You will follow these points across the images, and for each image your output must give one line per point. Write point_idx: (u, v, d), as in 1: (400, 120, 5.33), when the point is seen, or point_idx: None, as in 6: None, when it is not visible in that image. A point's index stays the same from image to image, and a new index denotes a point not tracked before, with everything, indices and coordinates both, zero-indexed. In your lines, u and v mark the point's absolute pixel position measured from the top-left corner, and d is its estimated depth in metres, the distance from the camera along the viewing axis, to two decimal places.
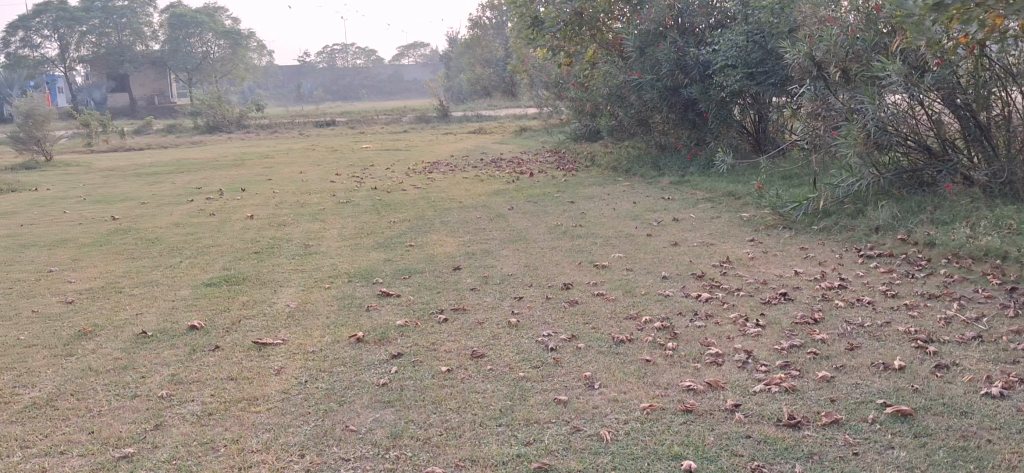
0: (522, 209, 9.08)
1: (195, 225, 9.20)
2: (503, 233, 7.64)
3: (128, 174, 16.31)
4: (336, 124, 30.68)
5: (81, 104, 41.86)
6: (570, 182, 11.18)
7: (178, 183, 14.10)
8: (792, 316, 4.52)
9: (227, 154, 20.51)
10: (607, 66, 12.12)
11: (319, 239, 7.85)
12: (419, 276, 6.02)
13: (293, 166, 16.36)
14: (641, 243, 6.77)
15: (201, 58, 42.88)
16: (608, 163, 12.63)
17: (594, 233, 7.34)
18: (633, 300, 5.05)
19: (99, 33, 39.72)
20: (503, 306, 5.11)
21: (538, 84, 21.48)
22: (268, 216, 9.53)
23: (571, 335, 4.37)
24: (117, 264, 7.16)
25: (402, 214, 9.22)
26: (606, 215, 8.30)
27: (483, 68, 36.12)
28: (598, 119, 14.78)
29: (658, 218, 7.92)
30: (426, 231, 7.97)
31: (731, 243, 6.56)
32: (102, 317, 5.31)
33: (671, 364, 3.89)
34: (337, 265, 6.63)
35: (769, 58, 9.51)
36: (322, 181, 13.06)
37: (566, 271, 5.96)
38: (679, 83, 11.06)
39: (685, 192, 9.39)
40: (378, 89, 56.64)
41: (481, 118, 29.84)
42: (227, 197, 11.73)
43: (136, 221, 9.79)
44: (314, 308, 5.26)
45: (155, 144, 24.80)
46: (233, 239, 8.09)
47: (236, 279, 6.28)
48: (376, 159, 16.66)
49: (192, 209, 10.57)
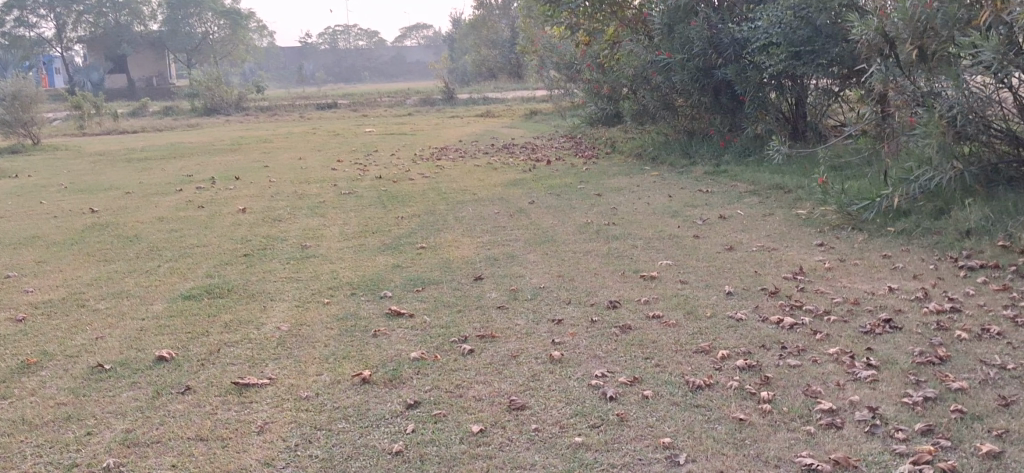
0: (545, 202, 8.16)
1: (180, 220, 8.28)
2: (526, 232, 6.72)
3: (117, 160, 15.38)
4: (338, 106, 29.74)
5: (78, 85, 40.96)
6: (593, 171, 10.26)
7: (168, 171, 13.17)
8: (908, 353, 3.60)
9: (224, 137, 19.57)
10: (632, 45, 11.15)
11: (318, 238, 6.94)
12: (435, 289, 5.11)
13: (292, 151, 15.43)
14: (691, 247, 5.85)
15: (200, 39, 41.86)
16: (630, 150, 11.69)
17: (632, 234, 6.42)
18: (699, 325, 4.13)
19: (96, 13, 38.66)
20: (538, 332, 4.19)
21: (547, 66, 20.51)
22: (262, 210, 8.60)
23: (633, 377, 3.45)
24: (85, 268, 6.25)
25: (409, 208, 8.30)
26: (641, 211, 7.37)
27: (489, 49, 35.30)
28: (618, 103, 13.82)
29: (703, 215, 7.00)
30: (439, 229, 7.05)
31: (798, 248, 5.63)
32: (54, 342, 4.39)
33: (774, 426, 2.97)
34: (339, 272, 5.71)
35: (819, 37, 8.56)
36: (323, 169, 12.14)
37: (608, 283, 5.04)
38: (713, 64, 10.09)
39: (725, 184, 8.46)
40: (379, 70, 55.64)
41: (487, 100, 28.92)
42: (219, 187, 10.82)
43: (117, 214, 8.87)
44: (310, 333, 4.35)
45: (150, 127, 23.85)
46: (221, 238, 7.17)
47: (220, 290, 5.37)
48: (380, 144, 15.71)
49: (181, 201, 9.66)
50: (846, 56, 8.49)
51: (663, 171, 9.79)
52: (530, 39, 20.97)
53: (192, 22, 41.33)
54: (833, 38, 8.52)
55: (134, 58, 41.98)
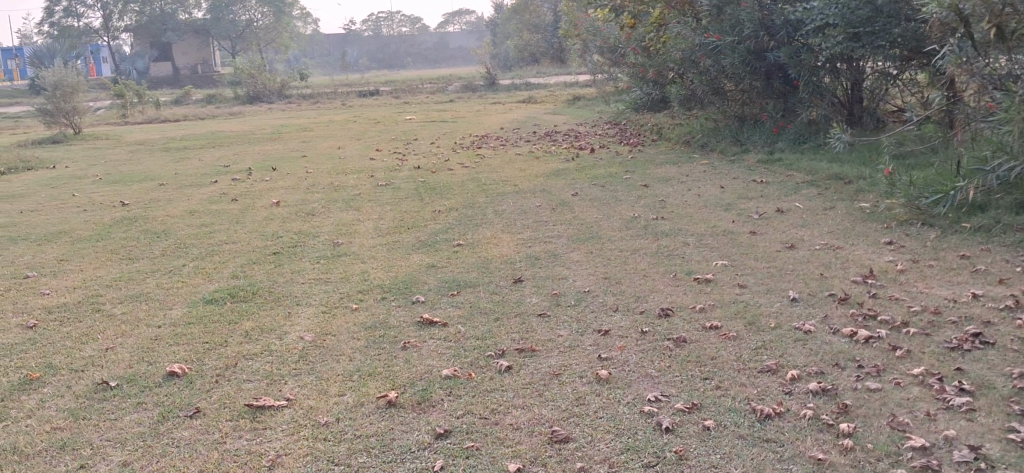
0: (589, 194, 7.76)
1: (211, 214, 8.02)
2: (569, 228, 6.32)
3: (157, 149, 15.27)
4: (380, 93, 29.50)
5: (124, 74, 41.34)
6: (639, 159, 9.82)
7: (206, 160, 12.97)
8: (1006, 375, 3.15)
9: (265, 126, 19.42)
10: (679, 27, 10.66)
11: (350, 234, 6.60)
12: (471, 293, 4.74)
13: (331, 140, 15.18)
14: (748, 245, 5.42)
15: (243, 26, 41.88)
16: (678, 138, 11.20)
17: (683, 230, 5.99)
18: (763, 339, 3.71)
19: (142, 2, 39.42)
20: (582, 345, 3.80)
21: (591, 50, 20.00)
22: (295, 203, 8.30)
23: (691, 403, 3.07)
24: (107, 268, 5.99)
25: (448, 200, 7.94)
26: (691, 204, 6.93)
27: (531, 33, 34.82)
28: (665, 87, 13.30)
29: (758, 208, 6.54)
30: (478, 225, 6.68)
31: (864, 247, 5.17)
32: (63, 353, 4.12)
33: (858, 469, 2.57)
34: (369, 272, 5.37)
35: (880, 17, 7.95)
36: (361, 158, 11.85)
37: (659, 286, 4.62)
38: (765, 47, 9.55)
39: (780, 174, 7.97)
40: (422, 56, 55.46)
41: (531, 85, 28.53)
42: (255, 177, 10.57)
43: (149, 207, 8.65)
44: (335, 344, 4.00)
45: (192, 115, 23.81)
46: (251, 234, 6.88)
47: (243, 293, 5.05)
48: (420, 132, 15.37)
49: (214, 193, 9.42)
50: (911, 37, 7.87)
51: (713, 160, 9.31)
52: (573, 22, 20.47)
53: (236, 10, 41.39)
54: (895, 17, 7.90)
55: (179, 46, 42.20)
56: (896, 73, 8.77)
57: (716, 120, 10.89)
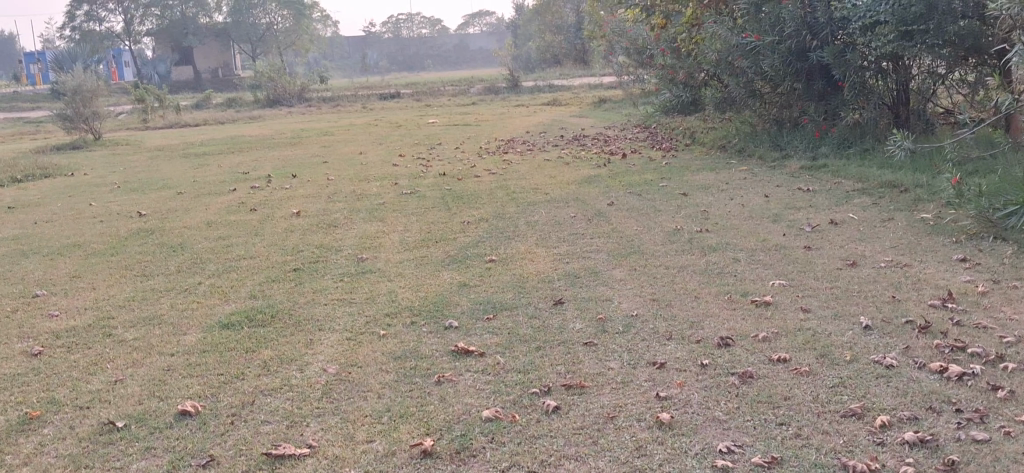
0: (625, 203, 7.36)
1: (230, 225, 7.69)
2: (608, 242, 5.93)
3: (176, 155, 14.99)
4: (401, 96, 29.23)
5: (146, 78, 41.31)
6: (674, 165, 9.41)
7: (225, 167, 12.67)
8: None
9: (285, 130, 19.12)
10: (714, 28, 10.26)
11: (376, 248, 6.25)
12: (508, 317, 4.37)
13: (353, 145, 14.84)
14: (805, 262, 5.01)
15: (263, 30, 41.59)
16: (712, 142, 10.78)
17: (731, 244, 5.59)
18: (841, 375, 3.32)
19: (164, 5, 39.46)
20: (637, 380, 3.41)
21: (617, 52, 19.61)
22: (317, 214, 7.97)
23: (772, 457, 2.69)
24: (120, 286, 5.66)
25: (477, 210, 7.58)
26: (735, 215, 6.52)
27: (554, 35, 34.87)
28: (696, 90, 12.91)
29: (809, 220, 6.12)
30: (510, 238, 6.31)
31: (934, 265, 4.75)
32: (66, 386, 3.77)
33: None
34: (397, 292, 5.02)
35: (934, 14, 7.61)
36: (384, 164, 11.51)
37: (714, 310, 4.23)
38: (806, 47, 9.14)
39: (826, 181, 7.54)
40: (443, 58, 55.37)
41: (554, 87, 28.23)
42: (275, 185, 10.25)
43: (166, 218, 8.33)
44: (362, 378, 3.64)
45: (212, 120, 23.58)
46: (271, 248, 6.54)
47: (263, 317, 4.70)
48: (444, 137, 15.02)
49: (233, 202, 9.10)
50: (967, 35, 7.56)
51: (752, 166, 8.89)
52: (599, 23, 20.10)
53: (256, 14, 41.13)
54: (950, 15, 7.56)
55: (200, 50, 42.12)
56: (947, 73, 8.43)
57: (752, 123, 10.47)
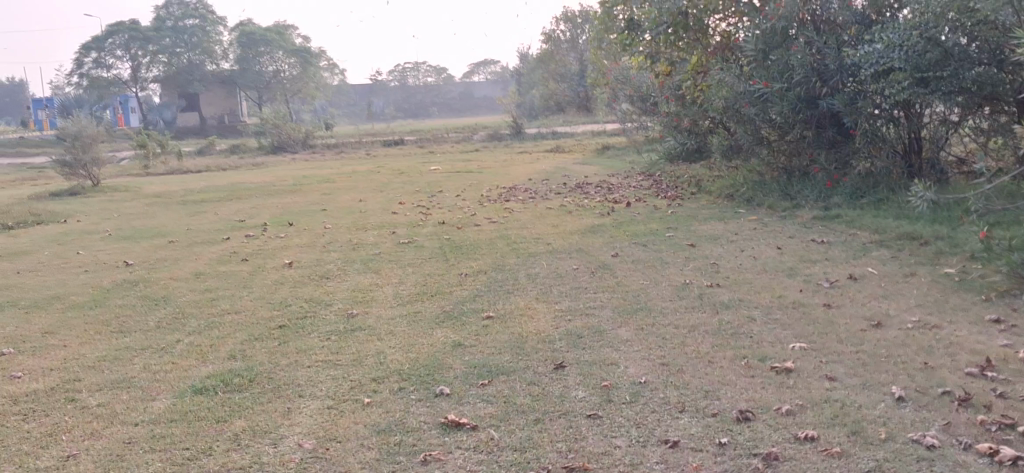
0: (631, 255, 7.03)
1: (218, 276, 7.36)
2: (613, 297, 5.59)
3: (173, 202, 14.74)
4: (404, 142, 29.08)
5: (151, 124, 41.34)
6: (681, 214, 9.09)
7: (220, 214, 12.38)
8: None
9: (286, 176, 18.85)
10: (722, 73, 10.01)
11: (367, 303, 5.91)
12: (505, 383, 4.01)
13: (352, 192, 14.56)
14: (825, 323, 4.66)
15: (269, 77, 41.60)
16: (720, 191, 10.47)
17: (745, 301, 5.24)
18: (877, 458, 2.96)
19: (170, 52, 39.64)
20: (648, 462, 3.05)
21: (621, 99, 19.44)
22: (310, 265, 7.65)
23: None
24: (93, 343, 5.33)
25: (476, 261, 7.25)
26: (747, 268, 6.18)
27: (558, 82, 34.98)
28: (702, 136, 12.64)
29: (827, 274, 5.78)
30: (509, 292, 5.97)
31: (966, 327, 4.39)
32: (15, 464, 3.42)
33: None
34: (386, 353, 4.66)
35: (951, 61, 7.29)
36: (382, 212, 11.21)
37: (729, 378, 3.87)
38: (817, 94, 8.86)
39: (841, 232, 7.21)
40: (448, 105, 55.74)
41: (558, 133, 28.10)
42: (270, 234, 9.94)
43: (153, 268, 8.00)
44: (342, 456, 3.28)
45: (213, 166, 23.34)
46: (258, 302, 6.20)
47: (241, 380, 4.35)
48: (445, 184, 14.75)
49: (225, 251, 8.78)
50: (985, 82, 7.28)
51: (762, 216, 8.57)
52: (603, 70, 19.96)
53: (263, 60, 41.08)
54: (966, 60, 7.27)
55: (205, 96, 42.24)
56: (962, 120, 8.14)
57: (762, 171, 10.17)
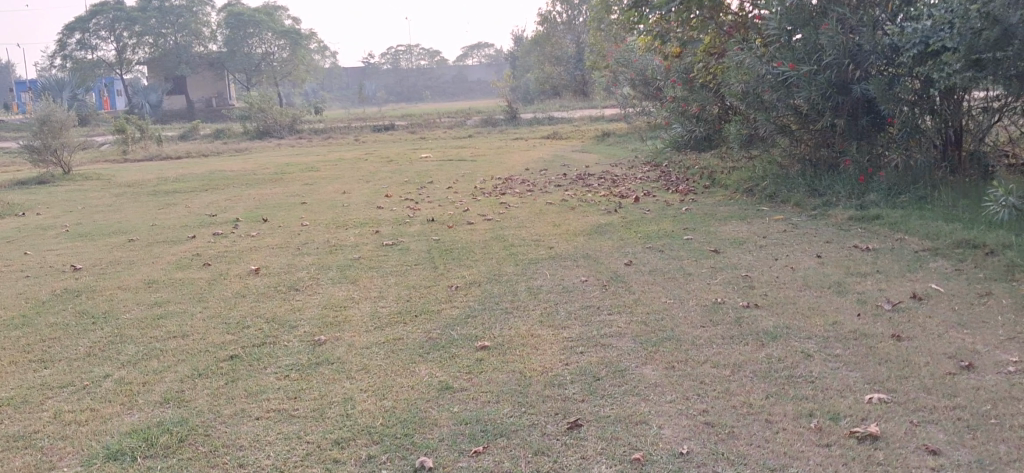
0: (645, 263, 6.13)
1: (172, 286, 6.43)
2: (631, 321, 4.68)
3: (145, 193, 13.77)
4: (395, 127, 28.12)
5: (136, 108, 40.25)
6: (695, 212, 8.19)
7: (192, 208, 11.41)
8: None
9: (269, 165, 17.84)
10: (739, 55, 9.08)
11: (339, 325, 5.00)
12: (507, 451, 3.11)
13: (336, 182, 13.59)
14: (901, 363, 3.77)
15: (257, 60, 40.62)
16: (736, 185, 9.54)
17: (794, 329, 4.33)
18: None
19: (156, 34, 38.61)
20: None
21: (621, 83, 18.46)
22: (279, 271, 6.73)
23: None
24: (4, 379, 4.39)
25: (468, 269, 6.35)
26: (786, 283, 5.27)
27: (553, 66, 34.19)
28: (712, 124, 11.73)
29: (883, 293, 4.89)
30: (507, 312, 5.06)
31: None
32: None
33: None
34: (358, 399, 3.76)
35: (1014, 39, 6.36)
36: (366, 206, 10.29)
37: (798, 449, 2.97)
38: (848, 78, 7.94)
39: (887, 238, 6.31)
40: (441, 89, 54.68)
41: (554, 119, 27.22)
42: (241, 232, 9.00)
43: (103, 275, 7.06)
44: None
45: (194, 153, 22.29)
46: (211, 322, 5.26)
47: (171, 438, 3.44)
48: (436, 174, 13.80)
49: (188, 253, 7.84)
50: None
51: (789, 215, 7.66)
52: (602, 53, 19.00)
53: (251, 43, 40.06)
54: None
55: (192, 79, 41.16)
56: (1016, 103, 7.22)
57: (782, 164, 9.25)
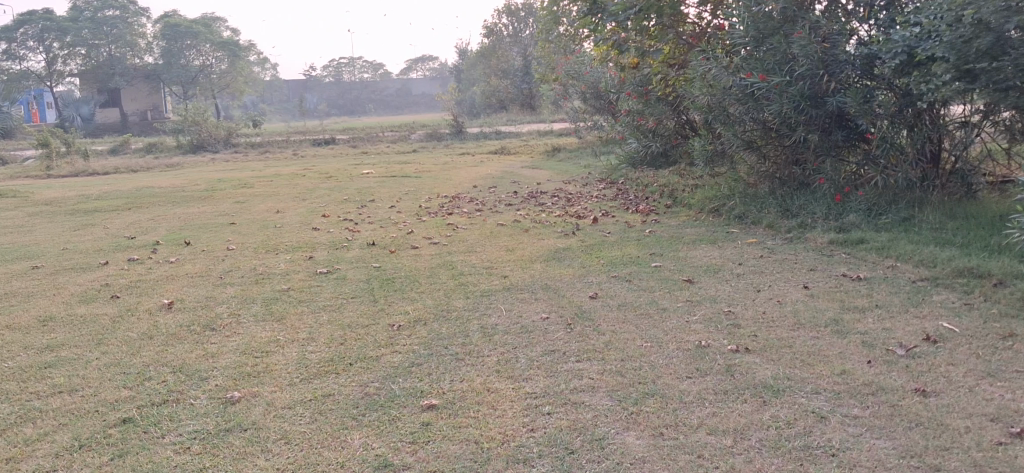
0: (612, 296, 5.45)
1: (69, 324, 5.57)
2: (604, 371, 3.98)
3: (62, 212, 12.73)
4: (336, 142, 27.19)
5: (66, 121, 38.63)
6: (660, 234, 7.55)
7: (111, 229, 10.45)
8: None
9: (201, 181, 16.84)
10: (704, 65, 8.47)
11: (260, 375, 4.23)
12: None
13: (271, 201, 12.71)
14: (935, 428, 3.13)
15: (196, 72, 39.46)
16: (700, 205, 8.94)
17: (797, 382, 3.67)
18: None
19: (88, 45, 37.13)
20: None
21: (569, 96, 17.88)
22: (196, 306, 5.90)
23: None
24: None
25: (412, 303, 5.61)
26: (776, 321, 4.63)
27: (499, 79, 33.70)
28: (669, 139, 11.17)
29: (888, 334, 4.27)
30: (458, 359, 4.33)
31: None
32: None
33: None
34: None
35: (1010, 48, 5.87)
36: (302, 228, 9.47)
37: None
38: (822, 91, 7.39)
39: (876, 266, 5.74)
40: (385, 103, 53.85)
41: (501, 133, 26.59)
42: (160, 257, 8.12)
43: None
44: None
45: (124, 168, 21.09)
46: (105, 371, 4.44)
47: None
48: (378, 191, 13.02)
49: (96, 283, 6.95)
50: None
51: (763, 238, 7.07)
52: (551, 65, 18.42)
53: (190, 55, 39.00)
54: None
55: (128, 92, 39.68)
56: (1002, 117, 6.77)
57: (748, 182, 8.67)
